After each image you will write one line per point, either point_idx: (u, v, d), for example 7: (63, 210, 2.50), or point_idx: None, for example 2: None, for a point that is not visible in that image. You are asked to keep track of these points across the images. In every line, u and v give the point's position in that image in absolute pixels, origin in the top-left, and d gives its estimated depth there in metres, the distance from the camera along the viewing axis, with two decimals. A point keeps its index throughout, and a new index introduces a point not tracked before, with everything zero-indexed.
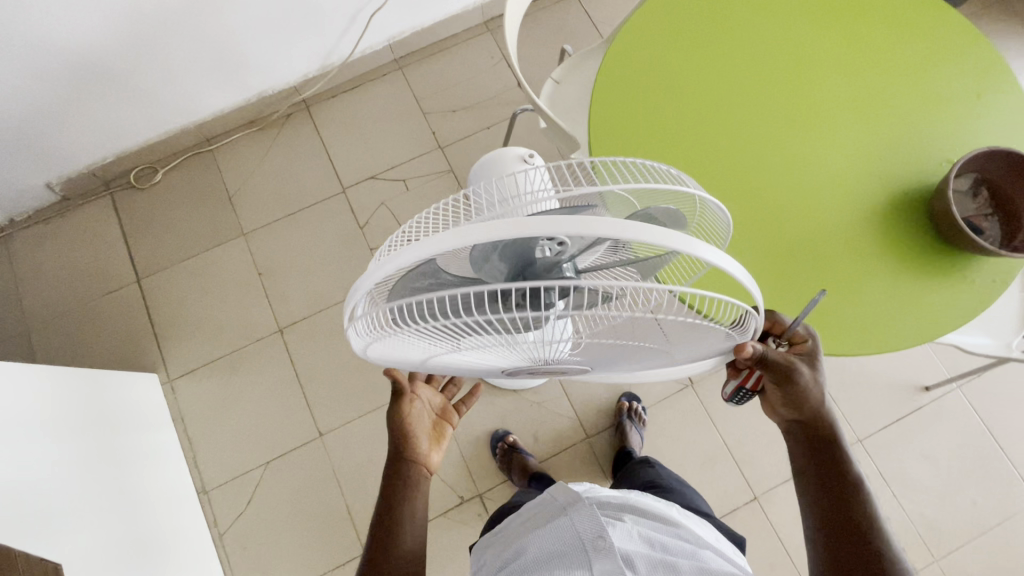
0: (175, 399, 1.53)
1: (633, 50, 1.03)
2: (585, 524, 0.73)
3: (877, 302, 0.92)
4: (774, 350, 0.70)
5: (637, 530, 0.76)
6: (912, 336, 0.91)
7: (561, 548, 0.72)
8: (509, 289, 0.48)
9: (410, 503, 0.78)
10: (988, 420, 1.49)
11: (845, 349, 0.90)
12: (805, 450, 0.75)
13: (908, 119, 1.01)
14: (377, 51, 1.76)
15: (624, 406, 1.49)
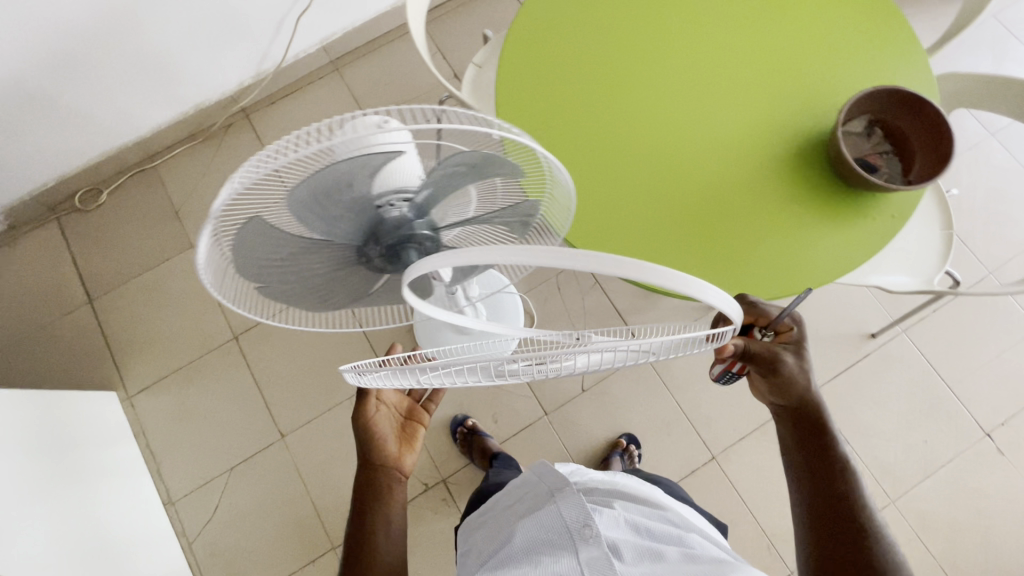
0: (135, 415, 1.54)
1: (532, 27, 1.06)
2: (572, 511, 0.77)
3: (783, 247, 0.95)
4: (757, 342, 0.78)
5: (624, 516, 0.78)
6: (817, 277, 0.94)
7: (550, 534, 0.76)
8: (377, 246, 0.56)
9: (386, 504, 0.81)
10: (933, 360, 1.52)
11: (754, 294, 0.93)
12: (793, 433, 0.79)
13: (805, 65, 1.03)
14: (311, 53, 1.77)
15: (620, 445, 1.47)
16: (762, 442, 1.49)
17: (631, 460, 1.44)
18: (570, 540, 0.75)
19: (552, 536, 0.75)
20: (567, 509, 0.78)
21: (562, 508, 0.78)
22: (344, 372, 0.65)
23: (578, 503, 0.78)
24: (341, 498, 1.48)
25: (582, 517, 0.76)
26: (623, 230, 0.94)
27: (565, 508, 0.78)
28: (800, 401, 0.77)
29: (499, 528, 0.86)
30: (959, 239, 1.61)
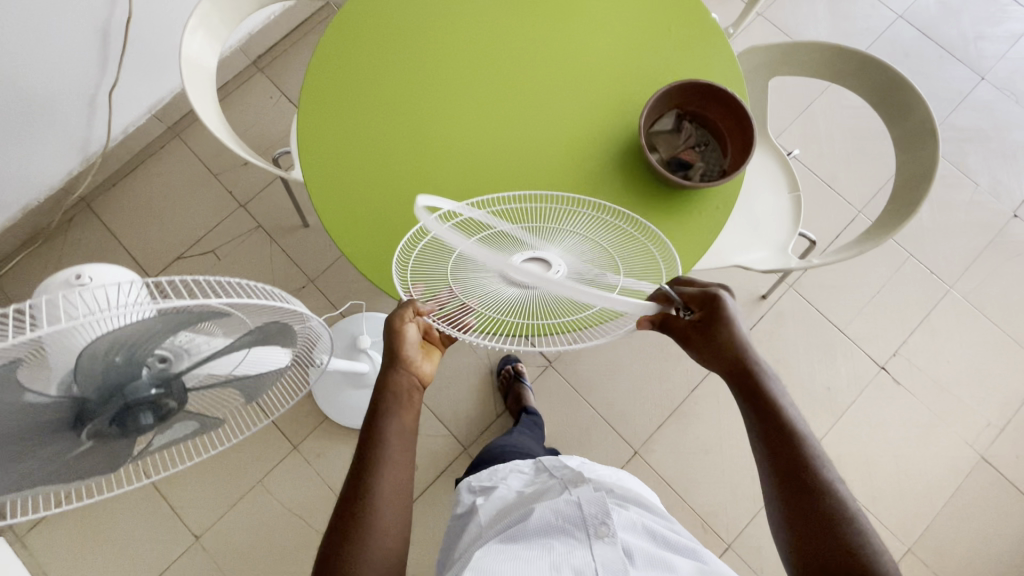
0: (30, 555, 1.41)
1: (323, 82, 1.01)
2: (591, 507, 0.84)
3: None
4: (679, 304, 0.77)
5: (638, 521, 0.84)
6: None
7: (565, 526, 0.82)
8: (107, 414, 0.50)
9: (399, 414, 0.77)
10: (822, 308, 1.57)
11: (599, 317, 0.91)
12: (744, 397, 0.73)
13: (608, 68, 1.02)
14: (142, 124, 1.64)
15: None
16: (679, 424, 1.51)
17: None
18: (585, 535, 0.80)
19: (570, 529, 0.82)
20: (588, 505, 0.84)
21: (581, 502, 0.85)
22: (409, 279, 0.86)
23: (600, 501, 0.84)
24: None
25: (601, 516, 0.82)
26: None
27: (584, 503, 0.85)
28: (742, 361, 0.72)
29: (511, 507, 0.93)
30: (827, 184, 1.65)
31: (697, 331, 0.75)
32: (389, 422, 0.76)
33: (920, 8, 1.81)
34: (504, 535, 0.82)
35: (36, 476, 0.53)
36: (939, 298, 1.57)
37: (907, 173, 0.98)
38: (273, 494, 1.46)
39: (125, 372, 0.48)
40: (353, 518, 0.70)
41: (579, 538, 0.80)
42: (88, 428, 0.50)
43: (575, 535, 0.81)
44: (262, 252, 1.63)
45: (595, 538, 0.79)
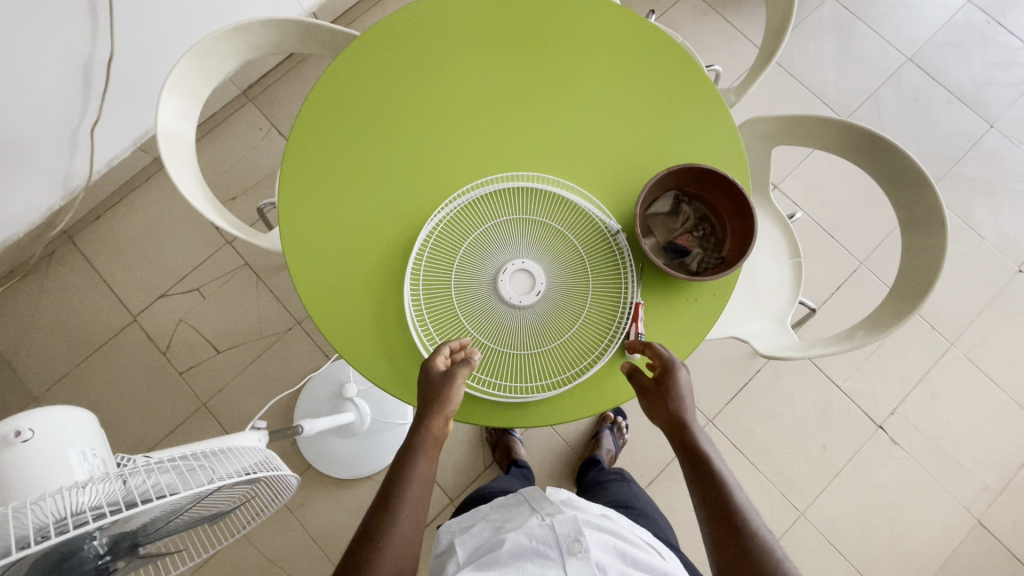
0: None
1: (302, 156, 0.96)
2: (564, 526, 0.82)
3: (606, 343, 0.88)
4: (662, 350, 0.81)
5: (611, 543, 0.82)
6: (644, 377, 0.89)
7: (539, 545, 0.80)
8: None
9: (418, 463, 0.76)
10: (820, 362, 1.54)
11: (580, 409, 0.89)
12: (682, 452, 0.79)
13: (601, 142, 0.97)
14: (127, 157, 1.59)
15: None
16: (671, 481, 1.48)
17: (620, 431, 1.47)
18: (558, 554, 0.79)
19: (544, 546, 0.80)
20: (561, 524, 0.82)
21: (555, 523, 0.83)
22: (422, 270, 0.91)
23: (572, 519, 0.83)
24: None
25: (573, 533, 0.81)
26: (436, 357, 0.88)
27: (558, 523, 0.83)
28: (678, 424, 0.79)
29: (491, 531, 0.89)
30: (829, 234, 1.61)
31: (642, 383, 0.81)
32: (420, 453, 0.77)
33: (929, 51, 1.77)
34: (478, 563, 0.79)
35: None
36: (940, 355, 1.54)
37: (911, 259, 0.95)
38: (254, 544, 1.43)
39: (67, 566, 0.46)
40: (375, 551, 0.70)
41: (552, 558, 0.78)
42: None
43: (547, 554, 0.79)
44: (248, 292, 1.58)
45: (567, 556, 0.78)
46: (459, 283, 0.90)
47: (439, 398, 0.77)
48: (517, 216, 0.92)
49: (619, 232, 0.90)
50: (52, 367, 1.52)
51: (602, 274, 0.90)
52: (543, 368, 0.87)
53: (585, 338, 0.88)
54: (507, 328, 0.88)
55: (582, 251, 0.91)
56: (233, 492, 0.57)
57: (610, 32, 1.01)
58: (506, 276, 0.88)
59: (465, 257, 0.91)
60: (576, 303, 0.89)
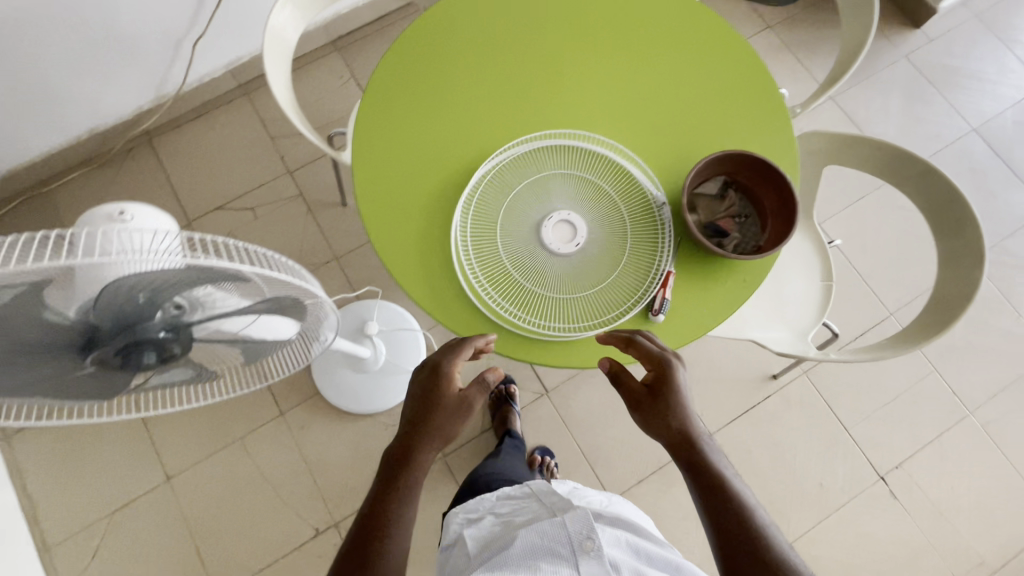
0: (11, 453, 1.46)
1: (384, 82, 1.03)
2: (575, 524, 0.76)
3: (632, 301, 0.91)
4: (653, 346, 0.82)
5: (624, 538, 0.78)
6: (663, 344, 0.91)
7: (549, 544, 0.75)
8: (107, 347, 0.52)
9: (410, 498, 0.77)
10: (832, 402, 1.53)
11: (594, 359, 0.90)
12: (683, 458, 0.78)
13: (664, 122, 1.01)
14: (217, 77, 1.71)
15: (537, 460, 1.45)
16: (662, 485, 1.47)
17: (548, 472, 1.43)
18: (570, 552, 0.74)
19: (554, 545, 0.75)
20: (572, 522, 0.77)
21: (565, 520, 0.77)
22: (475, 202, 0.96)
23: (583, 516, 0.77)
24: (229, 547, 1.42)
25: (585, 530, 0.75)
26: (471, 279, 0.92)
27: (568, 520, 0.77)
28: (679, 431, 0.78)
29: (499, 530, 0.84)
30: (863, 280, 1.61)
31: (637, 386, 0.81)
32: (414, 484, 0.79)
33: (995, 126, 1.78)
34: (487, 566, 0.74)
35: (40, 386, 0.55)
36: (957, 420, 1.51)
37: (944, 290, 0.96)
38: (250, 454, 1.48)
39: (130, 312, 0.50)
40: (378, 553, 0.71)
41: (564, 557, 0.73)
42: (95, 354, 0.53)
43: (558, 554, 0.74)
44: (296, 221, 1.67)
45: (580, 556, 0.73)
46: (506, 221, 0.95)
47: (443, 419, 0.81)
48: (572, 173, 0.97)
49: (664, 204, 0.95)
50: None
51: (641, 239, 0.94)
52: (568, 314, 0.91)
53: (615, 295, 0.91)
54: (543, 271, 0.92)
55: (626, 216, 0.95)
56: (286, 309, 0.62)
57: (692, 29, 1.07)
58: (552, 225, 0.94)
59: (516, 200, 0.96)
60: (612, 261, 0.93)
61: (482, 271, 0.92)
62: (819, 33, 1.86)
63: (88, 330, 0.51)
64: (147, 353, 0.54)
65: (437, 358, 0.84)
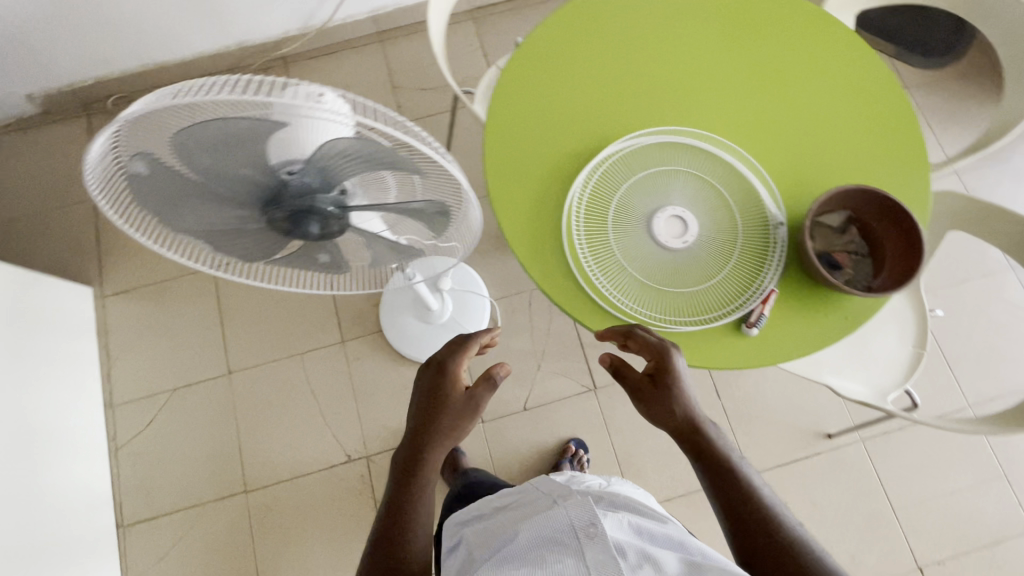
0: (103, 313, 1.61)
1: (533, 47, 1.06)
2: (578, 512, 0.73)
3: (724, 309, 0.91)
4: (651, 335, 0.84)
5: (627, 520, 0.76)
6: (746, 359, 0.90)
7: (552, 535, 0.72)
8: (283, 207, 0.57)
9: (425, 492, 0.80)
10: (884, 477, 1.47)
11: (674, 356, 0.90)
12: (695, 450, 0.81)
13: (800, 144, 0.99)
14: (359, 20, 1.81)
15: (570, 450, 1.47)
16: (687, 510, 1.45)
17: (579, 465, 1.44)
18: (574, 542, 0.71)
19: (557, 537, 0.72)
20: (576, 511, 0.74)
21: (568, 510, 0.74)
22: (594, 177, 0.98)
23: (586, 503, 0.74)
24: (267, 449, 1.51)
25: (589, 517, 0.72)
26: (575, 249, 0.94)
27: (571, 510, 0.74)
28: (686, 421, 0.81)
29: (497, 526, 0.82)
30: (948, 364, 1.53)
31: (641, 379, 0.83)
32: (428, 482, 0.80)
33: None
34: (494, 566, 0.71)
35: (214, 227, 0.61)
36: (1017, 533, 1.42)
37: None
38: (305, 371, 1.56)
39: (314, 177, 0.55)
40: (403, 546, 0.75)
41: (569, 548, 0.70)
42: (270, 211, 0.58)
43: (563, 544, 0.71)
44: None
45: (585, 544, 0.70)
46: (622, 203, 0.97)
47: (456, 413, 0.83)
48: (696, 173, 0.98)
49: (782, 224, 0.94)
50: None
51: (750, 253, 0.94)
52: (662, 307, 0.92)
53: (712, 299, 0.92)
54: (646, 260, 0.94)
55: (739, 227, 0.95)
56: (432, 222, 0.67)
57: (849, 61, 1.04)
58: (664, 218, 0.96)
59: (635, 184, 0.98)
60: (716, 267, 0.93)
61: (587, 245, 0.95)
62: (959, 104, 1.78)
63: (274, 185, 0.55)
64: (313, 221, 0.59)
65: (438, 360, 0.86)
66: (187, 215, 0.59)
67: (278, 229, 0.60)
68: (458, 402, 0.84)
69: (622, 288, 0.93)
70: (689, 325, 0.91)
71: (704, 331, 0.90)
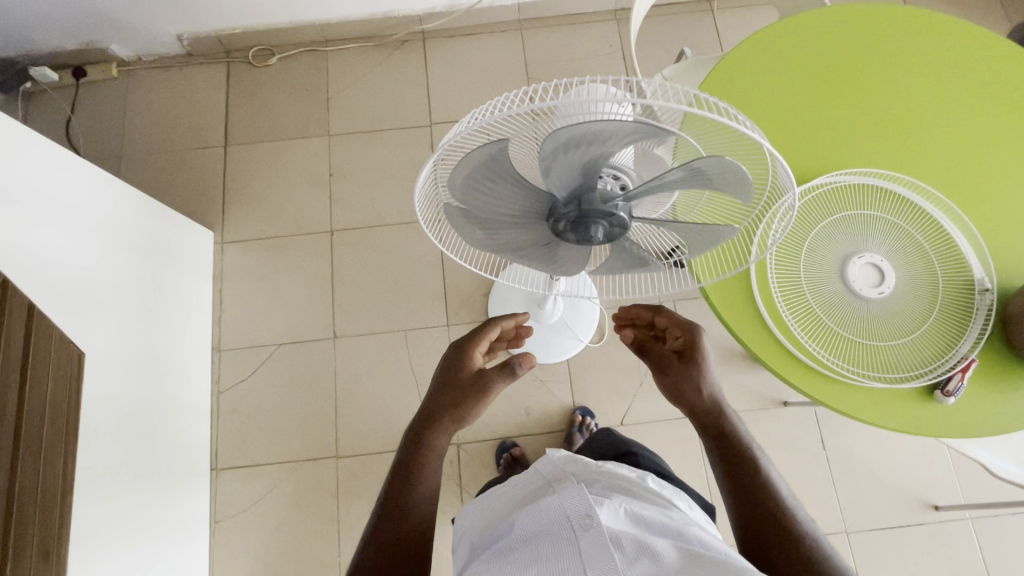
0: (220, 259, 1.64)
1: (739, 59, 0.99)
2: (573, 503, 0.66)
3: (914, 371, 0.87)
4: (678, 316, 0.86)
5: (625, 508, 0.68)
6: (930, 428, 0.86)
7: (545, 527, 0.65)
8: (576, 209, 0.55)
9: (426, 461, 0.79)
10: (990, 561, 1.40)
11: (852, 409, 0.86)
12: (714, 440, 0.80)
13: (1014, 212, 0.93)
14: (505, 6, 1.79)
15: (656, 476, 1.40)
16: None
17: None
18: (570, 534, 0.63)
19: (549, 529, 0.64)
20: (569, 500, 0.66)
21: (561, 501, 0.66)
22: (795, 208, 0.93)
23: (582, 494, 0.66)
24: (361, 418, 1.52)
25: (585, 509, 0.65)
26: (764, 282, 0.90)
27: (566, 499, 0.67)
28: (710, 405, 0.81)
29: (492, 509, 0.77)
30: None
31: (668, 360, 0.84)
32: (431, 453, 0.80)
33: None
34: (488, 561, 0.66)
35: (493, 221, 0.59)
36: None
37: None
38: (408, 348, 1.57)
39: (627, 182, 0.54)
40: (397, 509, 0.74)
41: (564, 541, 0.63)
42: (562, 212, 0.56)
43: (558, 535, 0.64)
44: None
45: (581, 538, 0.62)
46: (818, 239, 0.92)
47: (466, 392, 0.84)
48: (903, 222, 0.92)
49: (991, 291, 0.88)
50: (354, 121, 1.76)
51: (948, 317, 0.89)
52: (848, 358, 0.88)
53: (905, 359, 0.87)
54: (837, 306, 0.90)
55: (940, 286, 0.90)
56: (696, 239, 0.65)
57: None
58: (862, 263, 0.90)
59: (837, 221, 0.92)
60: (911, 325, 0.89)
61: (776, 279, 0.91)
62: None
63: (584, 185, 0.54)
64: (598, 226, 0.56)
65: (461, 339, 0.90)
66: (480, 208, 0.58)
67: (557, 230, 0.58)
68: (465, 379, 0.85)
69: (807, 332, 0.89)
70: (876, 382, 0.86)
71: (890, 391, 0.86)
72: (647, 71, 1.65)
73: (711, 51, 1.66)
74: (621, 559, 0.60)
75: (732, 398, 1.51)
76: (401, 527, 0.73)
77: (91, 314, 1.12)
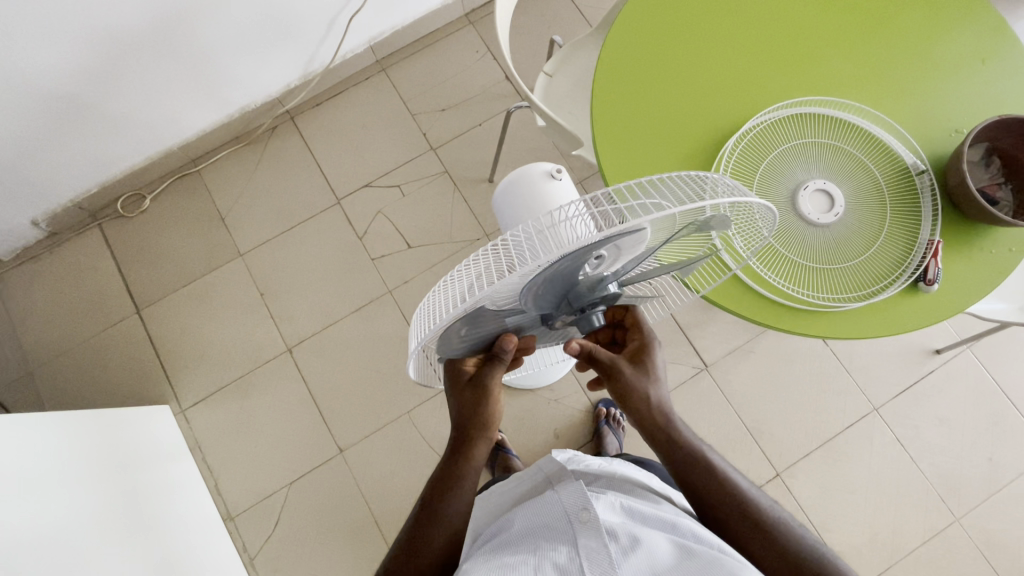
0: (190, 427, 1.52)
1: (616, 55, 0.99)
2: (570, 496, 0.68)
3: (879, 266, 0.90)
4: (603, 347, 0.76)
5: (619, 502, 0.70)
6: (910, 322, 0.90)
7: (546, 522, 0.66)
8: (569, 302, 0.65)
9: (456, 493, 0.72)
10: (997, 376, 1.53)
11: (838, 331, 0.89)
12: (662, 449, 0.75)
13: (914, 87, 0.97)
14: (359, 54, 1.70)
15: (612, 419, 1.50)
16: (827, 459, 1.48)
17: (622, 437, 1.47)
18: (567, 525, 0.64)
19: (549, 523, 0.66)
20: (567, 495, 0.68)
21: (561, 494, 0.68)
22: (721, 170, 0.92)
23: (579, 488, 0.68)
24: (402, 516, 1.46)
25: (583, 502, 0.66)
26: None
27: (564, 493, 0.69)
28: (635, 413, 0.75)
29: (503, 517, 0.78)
30: None
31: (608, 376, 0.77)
32: (459, 483, 0.72)
33: None
34: (491, 548, 0.67)
35: (481, 336, 0.66)
36: None
37: None
38: (416, 427, 1.52)
39: (601, 269, 0.60)
40: (430, 534, 0.71)
41: (559, 533, 0.64)
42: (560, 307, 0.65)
43: (556, 529, 0.65)
44: (445, 198, 1.67)
45: (577, 528, 0.63)
46: (763, 177, 0.92)
47: (480, 416, 0.72)
48: (826, 139, 0.94)
49: (927, 171, 0.93)
50: (261, 230, 1.64)
51: (900, 210, 0.93)
52: (827, 287, 0.90)
53: (882, 265, 0.90)
54: (805, 242, 0.91)
55: (883, 185, 0.93)
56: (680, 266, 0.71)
57: None
58: (812, 189, 0.91)
59: (768, 157, 0.93)
60: (873, 232, 0.92)
61: None
62: None
63: (574, 288, 0.62)
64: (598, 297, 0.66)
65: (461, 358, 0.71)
66: (468, 336, 0.64)
67: (561, 317, 0.68)
68: (474, 401, 0.71)
69: (783, 275, 0.90)
70: (856, 300, 0.90)
71: (871, 303, 0.90)
72: (525, 67, 1.61)
73: (575, 24, 1.64)
74: (616, 550, 0.61)
75: (732, 336, 1.55)
76: (431, 543, 0.70)
77: (97, 560, 1.02)
